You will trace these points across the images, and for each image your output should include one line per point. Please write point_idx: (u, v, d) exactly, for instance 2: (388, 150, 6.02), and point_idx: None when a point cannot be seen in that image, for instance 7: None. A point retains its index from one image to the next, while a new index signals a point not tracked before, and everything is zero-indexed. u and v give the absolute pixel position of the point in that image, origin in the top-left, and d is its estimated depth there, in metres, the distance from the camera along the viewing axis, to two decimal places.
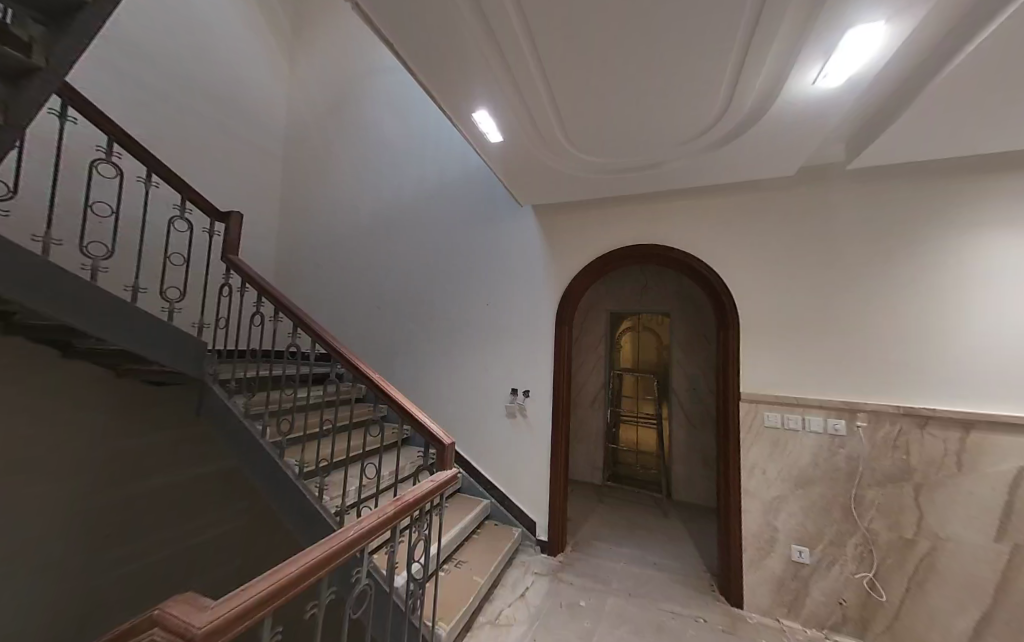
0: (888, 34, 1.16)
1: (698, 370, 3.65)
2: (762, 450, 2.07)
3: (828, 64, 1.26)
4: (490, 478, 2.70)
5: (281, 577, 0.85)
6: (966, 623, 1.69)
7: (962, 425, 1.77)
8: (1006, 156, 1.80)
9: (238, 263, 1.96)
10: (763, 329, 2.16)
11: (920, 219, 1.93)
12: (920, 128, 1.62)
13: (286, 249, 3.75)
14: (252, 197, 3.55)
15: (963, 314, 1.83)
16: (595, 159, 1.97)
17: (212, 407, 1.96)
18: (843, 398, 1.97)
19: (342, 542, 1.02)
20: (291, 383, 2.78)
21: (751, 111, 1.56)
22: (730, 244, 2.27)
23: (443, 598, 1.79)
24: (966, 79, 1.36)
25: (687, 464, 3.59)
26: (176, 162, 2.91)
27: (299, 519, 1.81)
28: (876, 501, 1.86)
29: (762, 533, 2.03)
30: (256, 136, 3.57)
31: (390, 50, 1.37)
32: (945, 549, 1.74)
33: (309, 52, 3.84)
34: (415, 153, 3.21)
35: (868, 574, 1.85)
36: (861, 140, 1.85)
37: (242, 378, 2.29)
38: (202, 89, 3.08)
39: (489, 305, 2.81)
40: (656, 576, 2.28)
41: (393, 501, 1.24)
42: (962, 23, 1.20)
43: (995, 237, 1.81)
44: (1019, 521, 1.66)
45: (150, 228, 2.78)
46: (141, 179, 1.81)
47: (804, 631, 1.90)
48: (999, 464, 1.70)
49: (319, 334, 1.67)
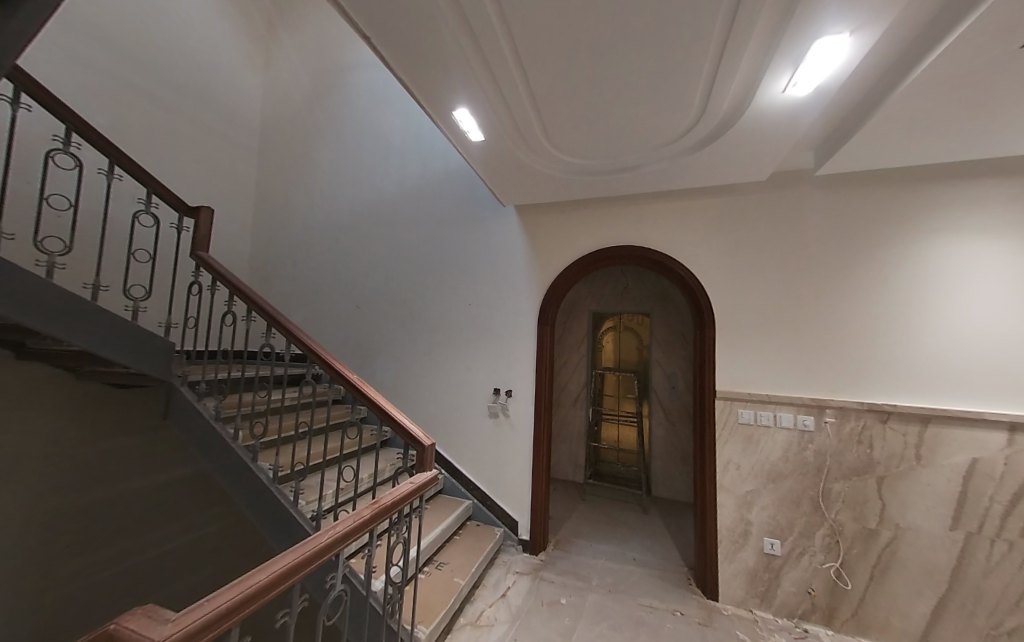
0: (851, 45, 1.21)
1: (677, 369, 3.73)
2: (736, 446, 2.13)
3: (797, 73, 1.31)
4: (471, 478, 2.69)
5: (249, 586, 0.82)
6: (923, 607, 1.79)
7: (921, 419, 1.87)
8: (957, 166, 1.93)
9: (209, 260, 1.88)
10: (738, 328, 2.22)
11: (882, 224, 2.03)
12: (882, 136, 1.71)
13: (261, 246, 3.63)
14: (225, 191, 3.41)
15: (922, 314, 1.93)
16: (576, 161, 1.98)
17: (179, 410, 1.88)
18: (812, 395, 2.05)
19: (317, 547, 0.99)
20: (265, 384, 2.69)
21: (726, 115, 1.60)
22: (705, 246, 2.33)
23: (422, 600, 1.78)
24: (925, 89, 1.43)
25: (667, 461, 3.67)
26: (142, 154, 2.78)
27: (273, 525, 1.76)
28: (842, 493, 1.94)
29: (737, 526, 2.09)
30: (229, 129, 3.44)
31: (367, 45, 1.34)
32: (905, 538, 1.84)
33: (287, 43, 3.72)
34: (396, 149, 3.16)
35: (835, 563, 1.93)
36: (830, 147, 1.92)
37: (212, 380, 2.20)
38: (172, 80, 2.96)
39: (472, 304, 2.79)
40: (635, 572, 2.32)
41: (372, 503, 1.22)
42: (927, 33, 1.26)
43: (951, 243, 1.92)
44: (971, 509, 1.77)
45: (113, 223, 2.65)
46: (103, 171, 1.72)
47: (776, 620, 1.97)
48: (953, 455, 1.80)
49: (295, 334, 1.62)
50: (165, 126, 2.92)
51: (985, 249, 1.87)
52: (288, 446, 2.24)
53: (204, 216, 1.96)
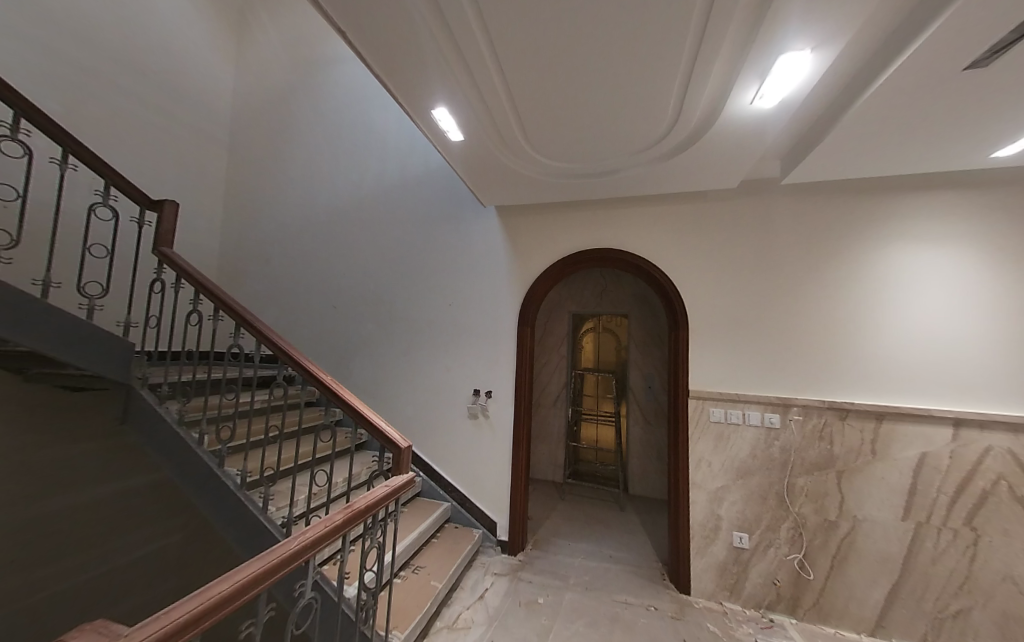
0: (813, 61, 1.28)
1: (653, 369, 3.82)
2: (707, 443, 2.20)
3: (764, 86, 1.36)
4: (449, 480, 2.67)
5: (210, 597, 0.78)
6: (878, 594, 1.90)
7: (876, 416, 1.98)
8: (908, 180, 2.07)
9: (173, 256, 1.78)
10: (710, 329, 2.29)
11: (843, 232, 2.14)
12: (841, 148, 1.81)
13: (231, 243, 3.49)
14: (191, 185, 3.26)
15: (879, 317, 2.05)
16: (555, 164, 2.00)
17: (139, 414, 1.79)
18: (778, 394, 2.14)
19: (286, 554, 0.96)
20: (233, 387, 2.59)
21: (699, 123, 1.65)
22: (680, 250, 2.40)
23: (397, 606, 1.75)
24: (879, 107, 1.53)
25: (644, 460, 3.75)
26: (100, 143, 2.62)
27: (239, 532, 1.69)
28: (805, 487, 2.04)
29: (708, 522, 2.16)
30: (198, 120, 3.29)
31: (342, 40, 1.30)
32: (862, 529, 1.95)
33: (259, 32, 3.59)
34: (375, 146, 3.10)
35: (798, 555, 2.02)
36: (796, 156, 2.01)
37: (176, 382, 2.10)
38: (133, 67, 2.81)
39: (451, 304, 2.78)
40: (611, 569, 2.36)
41: (345, 508, 1.19)
42: (885, 50, 1.34)
43: (906, 251, 2.05)
44: (920, 500, 1.89)
45: (67, 215, 2.49)
46: (56, 161, 1.61)
47: (744, 611, 2.04)
48: (905, 450, 1.92)
49: (264, 334, 1.56)
50: (126, 116, 2.77)
51: (935, 256, 2.01)
52: (257, 450, 2.16)
53: (168, 209, 1.86)
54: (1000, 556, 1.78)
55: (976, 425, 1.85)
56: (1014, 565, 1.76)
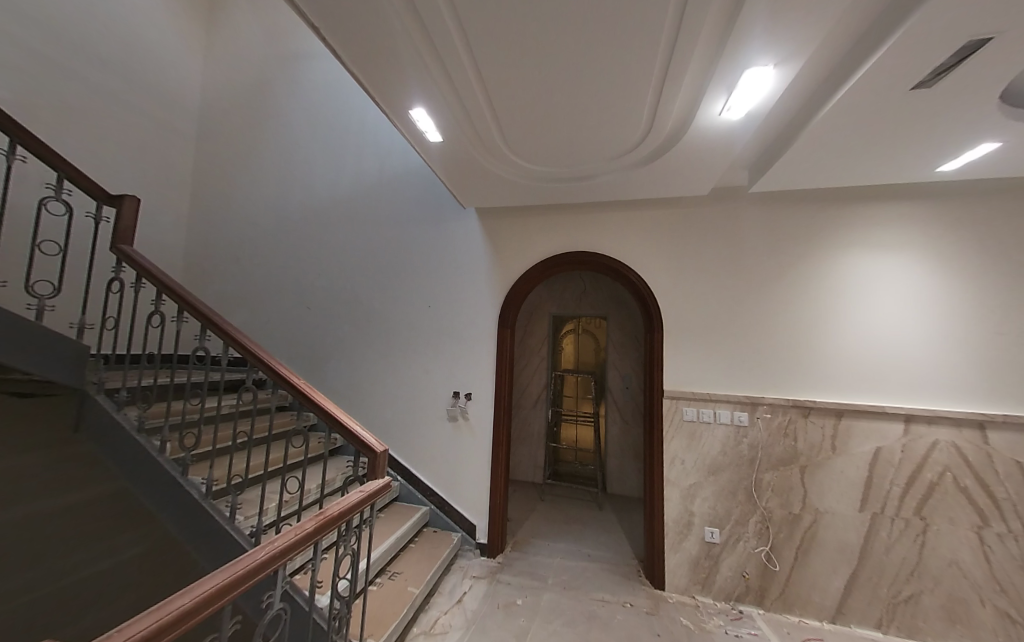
0: (776, 76, 1.34)
1: (630, 369, 3.91)
2: (680, 442, 2.27)
3: (731, 99, 1.43)
4: (427, 484, 2.64)
5: (166, 613, 0.74)
6: (838, 582, 2.00)
7: (836, 413, 2.09)
8: (863, 191, 2.21)
9: (132, 254, 1.69)
10: (683, 331, 2.36)
11: (806, 239, 2.26)
12: (804, 159, 1.90)
13: (198, 241, 3.35)
14: (155, 180, 3.11)
15: (838, 318, 2.17)
16: (534, 168, 2.02)
17: (94, 422, 1.69)
18: (747, 394, 2.23)
19: (252, 564, 0.92)
20: (198, 391, 2.48)
21: (671, 132, 1.70)
22: (654, 254, 2.46)
23: (373, 613, 1.71)
24: (837, 121, 1.62)
25: (621, 460, 3.82)
26: (56, 135, 2.46)
27: (204, 544, 1.63)
28: (771, 482, 2.13)
29: (681, 518, 2.22)
30: (163, 112, 3.14)
31: (316, 35, 1.27)
32: (823, 521, 2.05)
33: (230, 23, 3.47)
34: (351, 144, 3.04)
35: (765, 548, 2.10)
36: (763, 165, 2.10)
37: (135, 387, 1.99)
38: (93, 55, 2.65)
39: (430, 306, 2.75)
40: (589, 568, 2.39)
41: (317, 514, 1.16)
42: (841, 69, 1.43)
43: (863, 256, 2.18)
44: (876, 493, 2.00)
45: (15, 210, 2.33)
46: (2, 151, 1.51)
47: (715, 604, 2.11)
48: (861, 445, 2.04)
49: (232, 336, 1.50)
50: (84, 104, 2.60)
51: (888, 261, 2.14)
52: (223, 458, 2.08)
53: (127, 205, 1.76)
54: (945, 543, 1.91)
55: (925, 420, 1.99)
56: (958, 551, 1.89)
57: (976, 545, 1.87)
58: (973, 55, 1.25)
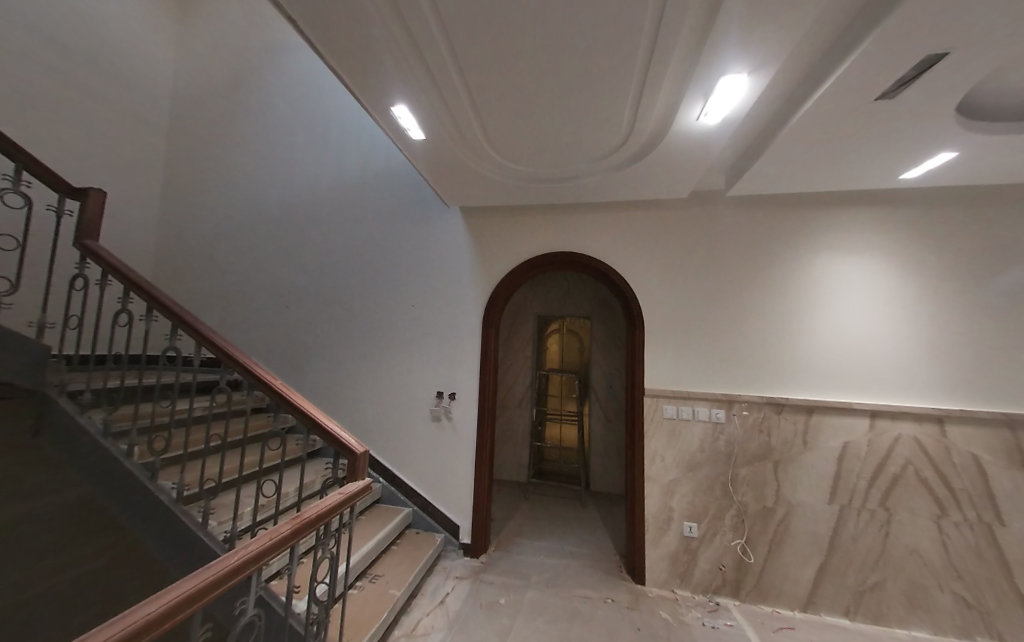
0: (750, 84, 1.38)
1: (613, 368, 3.97)
2: (661, 440, 2.32)
3: (708, 104, 1.47)
4: (410, 485, 2.61)
5: (131, 622, 0.71)
6: (808, 572, 2.08)
7: (806, 410, 2.18)
8: (833, 196, 2.30)
9: (98, 250, 1.61)
10: (663, 331, 2.41)
11: (780, 242, 2.34)
12: (777, 165, 1.97)
13: (169, 237, 3.23)
14: (123, 173, 2.97)
15: (810, 318, 2.25)
16: (517, 168, 2.02)
17: (56, 428, 1.62)
18: (724, 391, 2.29)
19: (226, 569, 0.90)
20: (170, 393, 2.39)
21: (651, 137, 1.74)
22: (635, 255, 2.51)
23: (352, 618, 1.67)
24: (806, 131, 1.70)
25: (604, 457, 3.87)
26: (17, 123, 2.32)
27: (175, 551, 1.57)
28: (746, 477, 2.19)
29: (661, 513, 2.27)
30: (132, 103, 3.01)
31: (294, 28, 1.24)
32: (796, 513, 2.12)
33: (205, 13, 3.36)
34: (332, 140, 2.99)
35: (741, 541, 2.16)
36: (738, 171, 2.17)
37: (100, 389, 1.90)
38: (59, 41, 2.52)
39: (413, 305, 2.73)
40: (571, 565, 2.41)
41: (294, 518, 1.14)
42: (810, 79, 1.50)
43: (834, 259, 2.27)
44: (844, 485, 2.09)
45: None
46: None
47: (692, 597, 2.16)
48: (830, 440, 2.13)
49: (206, 336, 1.45)
50: (48, 93, 2.47)
51: (857, 264, 2.24)
52: (196, 462, 2.01)
53: (92, 198, 1.68)
54: (907, 532, 2.01)
55: (889, 416, 2.09)
56: (919, 540, 1.99)
57: (935, 533, 1.98)
58: (930, 69, 1.32)
